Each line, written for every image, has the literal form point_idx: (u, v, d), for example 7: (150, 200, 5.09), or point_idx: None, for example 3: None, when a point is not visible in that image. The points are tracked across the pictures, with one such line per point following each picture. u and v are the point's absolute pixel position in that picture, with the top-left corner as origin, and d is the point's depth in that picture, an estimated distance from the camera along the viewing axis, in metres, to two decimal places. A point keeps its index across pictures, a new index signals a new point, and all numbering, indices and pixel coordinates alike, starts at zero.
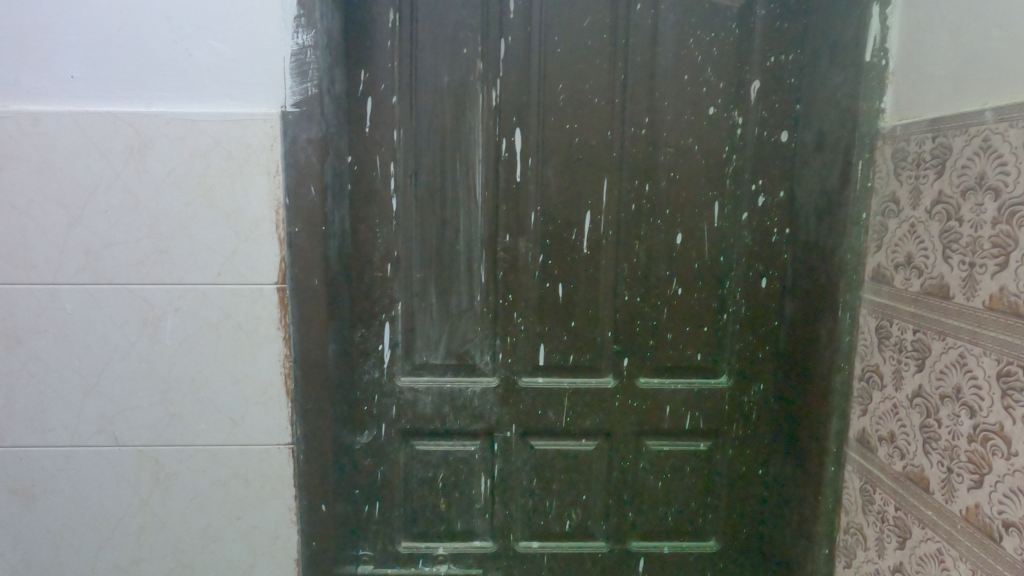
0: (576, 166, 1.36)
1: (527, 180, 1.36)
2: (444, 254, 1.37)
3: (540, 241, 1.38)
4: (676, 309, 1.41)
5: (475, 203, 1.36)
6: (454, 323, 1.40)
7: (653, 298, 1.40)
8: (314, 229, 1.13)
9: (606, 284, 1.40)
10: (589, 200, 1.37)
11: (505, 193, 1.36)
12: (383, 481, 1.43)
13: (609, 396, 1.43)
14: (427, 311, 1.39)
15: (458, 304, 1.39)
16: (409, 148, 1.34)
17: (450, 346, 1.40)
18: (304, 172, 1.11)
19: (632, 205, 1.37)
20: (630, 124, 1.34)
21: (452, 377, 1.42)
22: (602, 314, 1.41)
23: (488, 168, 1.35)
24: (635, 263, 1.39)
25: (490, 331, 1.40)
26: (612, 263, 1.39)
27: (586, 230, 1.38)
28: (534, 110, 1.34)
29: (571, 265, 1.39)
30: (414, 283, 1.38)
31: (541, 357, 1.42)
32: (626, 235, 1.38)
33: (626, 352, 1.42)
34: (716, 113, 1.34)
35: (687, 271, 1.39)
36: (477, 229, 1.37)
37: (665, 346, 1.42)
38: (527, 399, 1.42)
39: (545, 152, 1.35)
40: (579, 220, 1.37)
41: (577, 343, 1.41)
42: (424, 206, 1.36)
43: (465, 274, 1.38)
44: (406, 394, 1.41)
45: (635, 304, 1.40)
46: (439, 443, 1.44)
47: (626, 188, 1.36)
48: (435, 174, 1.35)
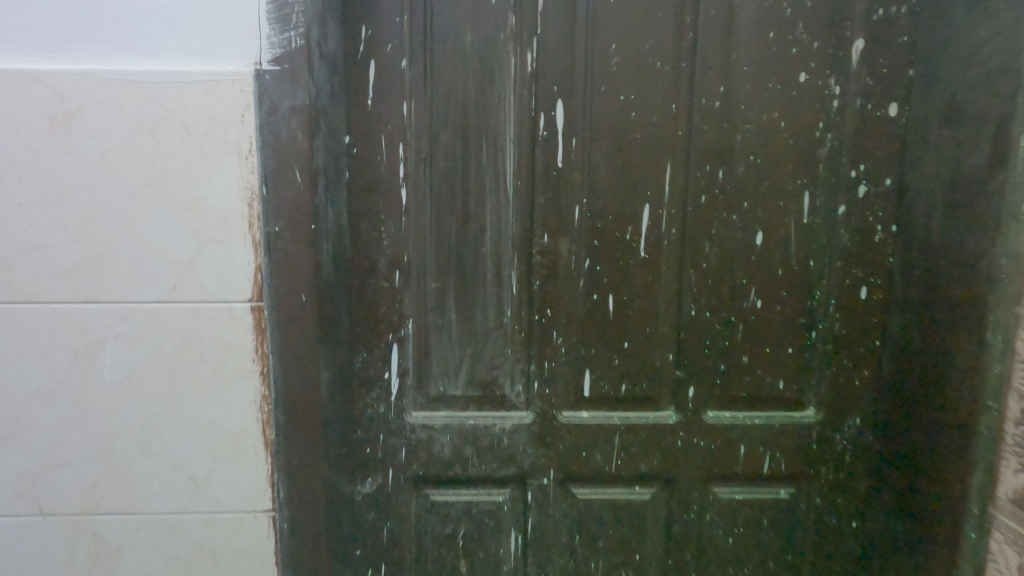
0: (632, 149, 1.08)
1: (572, 166, 1.08)
2: (466, 259, 1.10)
3: (587, 243, 1.10)
4: (753, 328, 1.14)
5: (506, 195, 1.09)
6: (478, 345, 1.12)
7: (726, 313, 1.13)
8: (300, 228, 0.85)
9: (668, 297, 1.13)
10: (648, 190, 1.09)
11: (543, 182, 1.09)
12: (391, 540, 1.16)
13: (670, 434, 1.16)
14: (444, 330, 1.12)
15: (483, 322, 1.12)
16: (423, 126, 1.06)
17: (474, 374, 1.13)
18: (286, 152, 0.83)
19: (701, 197, 1.10)
20: (701, 94, 1.07)
21: (475, 412, 1.14)
22: (662, 333, 1.14)
23: (522, 150, 1.08)
24: (704, 268, 1.12)
25: (524, 355, 1.13)
26: (675, 269, 1.12)
27: (643, 229, 1.10)
28: (580, 78, 1.07)
29: (624, 273, 1.11)
30: (429, 296, 1.11)
31: (586, 387, 1.14)
32: (693, 234, 1.11)
33: (691, 380, 1.15)
34: (808, 80, 1.07)
35: (768, 279, 1.12)
36: (508, 228, 1.10)
37: (740, 373, 1.15)
38: (568, 438, 1.15)
39: (593, 131, 1.08)
40: (636, 215, 1.10)
41: (631, 369, 1.14)
42: (442, 199, 1.08)
43: (492, 284, 1.11)
44: (419, 434, 1.14)
45: (704, 320, 1.13)
46: (460, 493, 1.16)
47: (693, 175, 1.09)
48: (455, 158, 1.07)
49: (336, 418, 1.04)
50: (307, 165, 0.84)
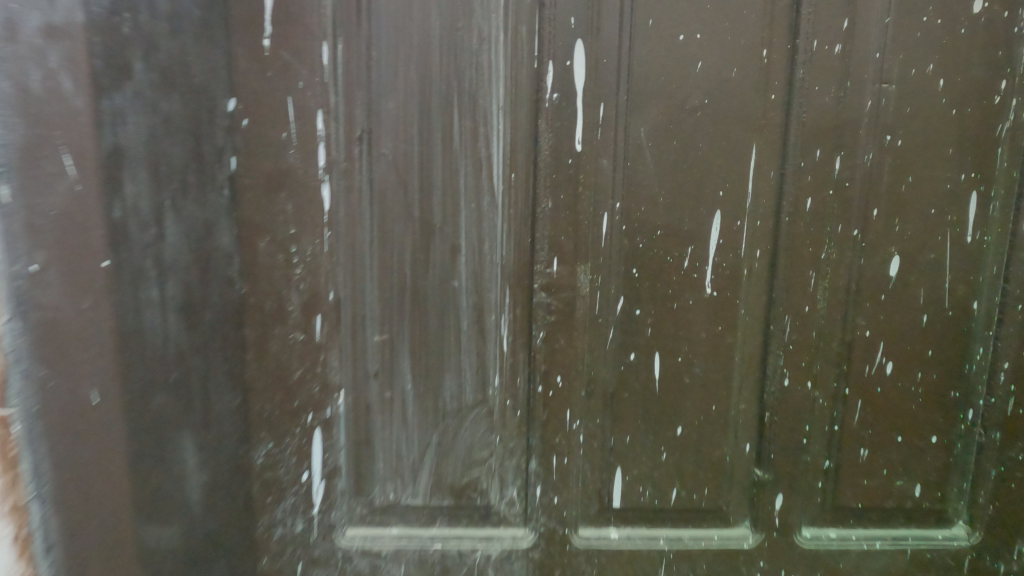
0: (695, 124, 0.67)
1: (597, 151, 0.67)
2: (429, 298, 0.69)
3: (620, 273, 0.69)
4: (877, 405, 0.73)
5: (491, 198, 0.68)
6: (447, 430, 0.72)
7: (836, 383, 0.72)
8: (81, 267, 0.44)
9: (747, 358, 0.72)
10: (720, 190, 0.68)
11: (551, 176, 0.68)
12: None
13: (743, 565, 0.75)
14: (395, 408, 0.72)
15: (454, 395, 0.72)
16: (356, 84, 0.65)
17: (443, 474, 0.73)
18: (46, 117, 0.42)
19: (805, 202, 0.68)
20: (811, 33, 0.65)
21: (445, 531, 0.74)
22: (736, 413, 0.73)
23: (518, 124, 0.67)
24: (805, 315, 0.71)
25: (519, 446, 0.73)
26: (760, 315, 0.71)
27: (711, 251, 0.69)
28: (614, 3, 0.65)
29: (679, 321, 0.71)
30: (370, 356, 0.70)
31: (616, 494, 0.74)
32: (789, 261, 0.70)
33: (780, 485, 0.74)
34: (986, 11, 0.65)
35: (905, 331, 0.71)
36: (497, 249, 0.69)
37: (853, 474, 0.75)
38: (589, 569, 0.75)
39: (633, 93, 0.66)
40: (700, 230, 0.69)
41: (685, 468, 0.74)
42: (388, 204, 0.68)
43: (471, 337, 0.70)
44: (358, 564, 0.74)
45: (801, 395, 0.72)
46: None
47: (794, 166, 0.68)
48: (410, 136, 0.66)
49: (208, 560, 0.65)
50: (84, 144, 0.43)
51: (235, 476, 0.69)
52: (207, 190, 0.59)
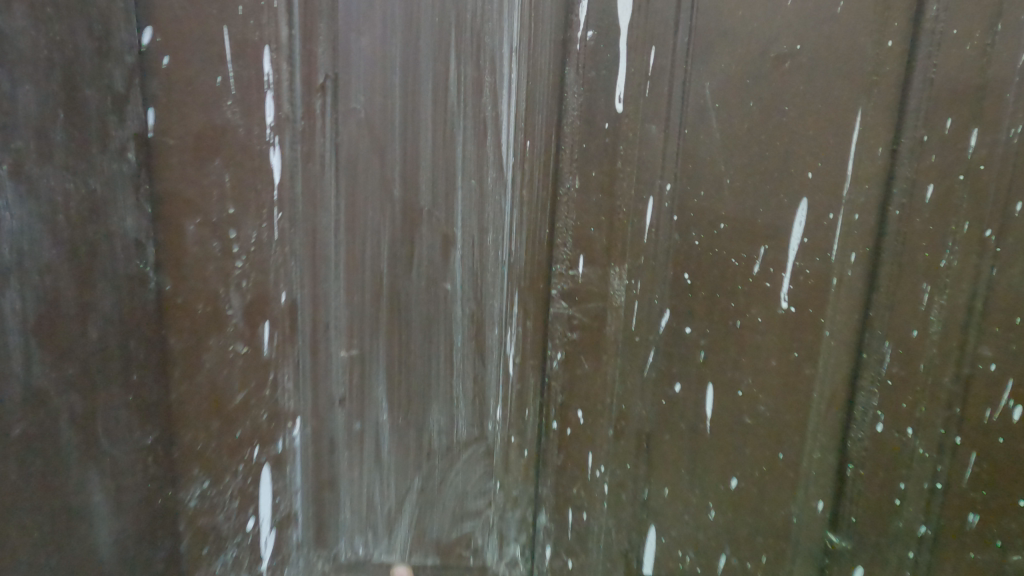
0: (781, 79, 0.49)
1: (644, 114, 0.50)
2: (412, 304, 0.53)
3: (668, 279, 0.52)
4: (993, 461, 0.55)
5: (498, 172, 0.51)
6: (433, 474, 0.56)
7: (941, 431, 0.55)
8: None
9: (827, 395, 0.54)
10: (809, 171, 0.50)
11: (580, 146, 0.50)
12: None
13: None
14: (366, 442, 0.55)
15: (442, 429, 0.55)
16: (316, 12, 0.48)
17: (425, 526, 0.57)
18: None
19: (924, 188, 0.50)
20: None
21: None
22: (808, 465, 0.56)
23: (538, 73, 0.49)
24: (909, 340, 0.53)
25: (527, 497, 0.57)
26: (850, 340, 0.53)
27: (791, 254, 0.51)
28: None
29: (743, 344, 0.53)
30: (334, 377, 0.54)
31: (647, 559, 0.58)
32: (895, 269, 0.52)
33: (862, 555, 0.57)
34: None
35: None
36: (504, 243, 0.52)
37: (961, 547, 0.57)
38: None
39: (699, 35, 0.48)
40: (778, 224, 0.51)
41: (737, 532, 0.57)
42: (360, 177, 0.51)
43: (467, 356, 0.54)
44: None
45: (897, 445, 0.55)
46: None
47: (911, 140, 0.50)
48: (390, 87, 0.49)
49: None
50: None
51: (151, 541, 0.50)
52: (96, 155, 0.40)
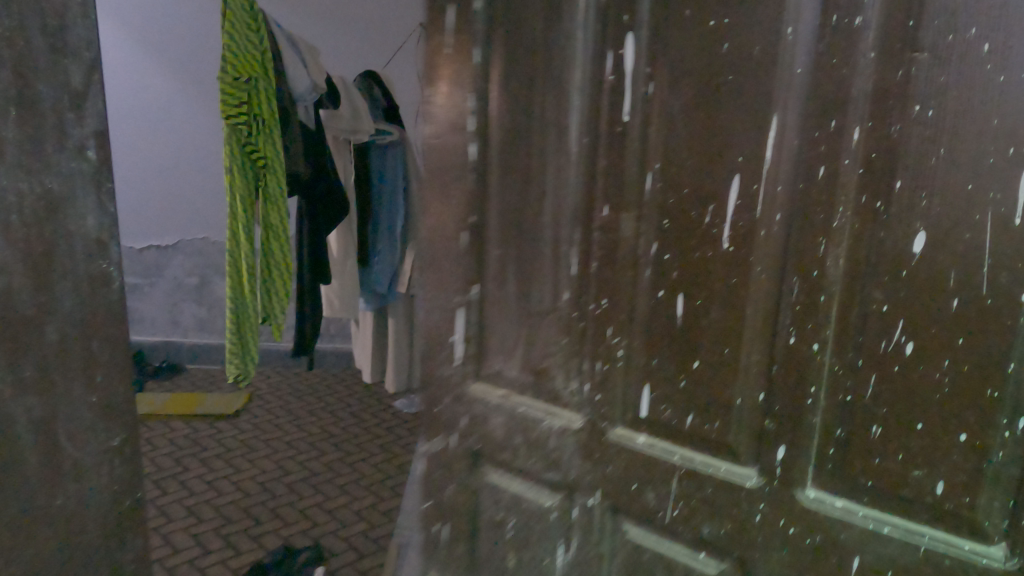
0: (725, 108, 0.92)
1: (642, 121, 1.02)
2: (554, 224, 1.16)
3: (669, 217, 1.00)
4: (880, 355, 0.84)
5: (593, 159, 1.08)
6: (557, 310, 1.18)
7: (844, 327, 0.87)
8: None
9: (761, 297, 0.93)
10: (740, 156, 0.92)
11: (628, 147, 1.04)
12: (453, 503, 1.42)
13: (752, 462, 0.97)
14: (506, 301, 1.26)
15: (545, 298, 1.20)
16: (519, 95, 1.16)
17: (554, 338, 1.20)
18: None
19: (816, 168, 0.86)
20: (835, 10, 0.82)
21: (529, 403, 1.25)
22: (751, 335, 0.95)
23: (612, 112, 1.05)
24: (811, 262, 0.88)
25: (572, 355, 1.16)
26: (771, 259, 0.91)
27: (732, 201, 0.94)
28: (669, 28, 0.97)
29: (702, 265, 0.98)
30: (489, 291, 1.28)
31: (659, 379, 1.06)
32: (802, 219, 0.88)
33: (785, 403, 0.93)
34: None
35: (912, 290, 0.81)
36: (562, 214, 1.14)
37: (861, 412, 0.87)
38: (638, 427, 1.10)
39: (677, 81, 0.97)
40: (723, 188, 0.94)
41: (703, 382, 1.01)
42: (529, 167, 1.17)
43: (575, 252, 1.14)
44: (506, 386, 1.28)
45: (807, 333, 0.89)
46: (538, 453, 1.26)
47: (808, 139, 0.86)
48: (546, 123, 1.13)
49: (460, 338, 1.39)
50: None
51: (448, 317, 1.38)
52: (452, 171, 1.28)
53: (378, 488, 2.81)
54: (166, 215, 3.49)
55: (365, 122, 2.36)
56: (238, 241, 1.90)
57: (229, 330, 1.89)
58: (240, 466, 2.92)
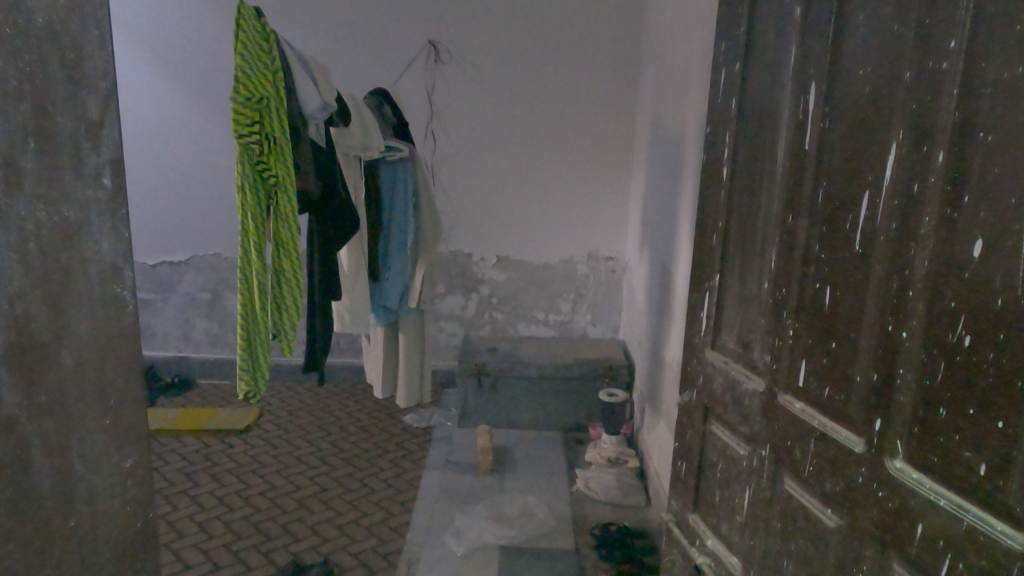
0: (858, 129, 0.97)
1: (816, 149, 1.07)
2: (750, 233, 1.30)
3: (818, 228, 1.07)
4: (950, 372, 0.82)
5: (773, 176, 1.21)
6: (747, 308, 1.30)
7: (926, 341, 0.85)
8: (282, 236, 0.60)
9: (873, 296, 0.95)
10: (868, 174, 0.95)
11: (792, 167, 1.14)
12: (692, 442, 1.55)
13: (852, 465, 0.99)
14: (733, 288, 1.36)
15: (752, 286, 1.29)
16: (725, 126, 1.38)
17: (743, 332, 1.33)
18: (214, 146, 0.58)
19: (914, 184, 0.86)
20: (931, 55, 0.82)
21: (739, 367, 1.34)
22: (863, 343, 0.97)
23: (787, 137, 1.16)
24: (907, 276, 0.87)
25: (767, 332, 1.23)
26: (882, 268, 0.92)
27: (861, 215, 0.97)
28: (830, 58, 1.03)
29: (844, 262, 1.01)
30: (727, 258, 1.39)
31: (801, 378, 1.13)
32: (902, 234, 0.88)
33: (880, 411, 0.93)
34: None
35: (978, 306, 0.77)
36: (773, 206, 1.21)
37: (932, 429, 0.84)
38: (784, 421, 1.18)
39: (833, 109, 1.03)
40: (856, 204, 0.98)
41: (834, 379, 1.04)
42: (740, 182, 1.34)
43: (761, 258, 1.26)
44: (710, 369, 1.45)
45: (901, 345, 0.89)
46: (725, 434, 1.40)
47: (912, 157, 0.86)
48: (753, 148, 1.27)
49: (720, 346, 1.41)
50: (113, 138, 0.64)
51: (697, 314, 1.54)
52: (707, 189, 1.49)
53: (388, 504, 2.76)
54: (180, 228, 3.50)
55: (376, 140, 2.35)
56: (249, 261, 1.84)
57: (239, 344, 1.81)
58: (250, 481, 2.87)
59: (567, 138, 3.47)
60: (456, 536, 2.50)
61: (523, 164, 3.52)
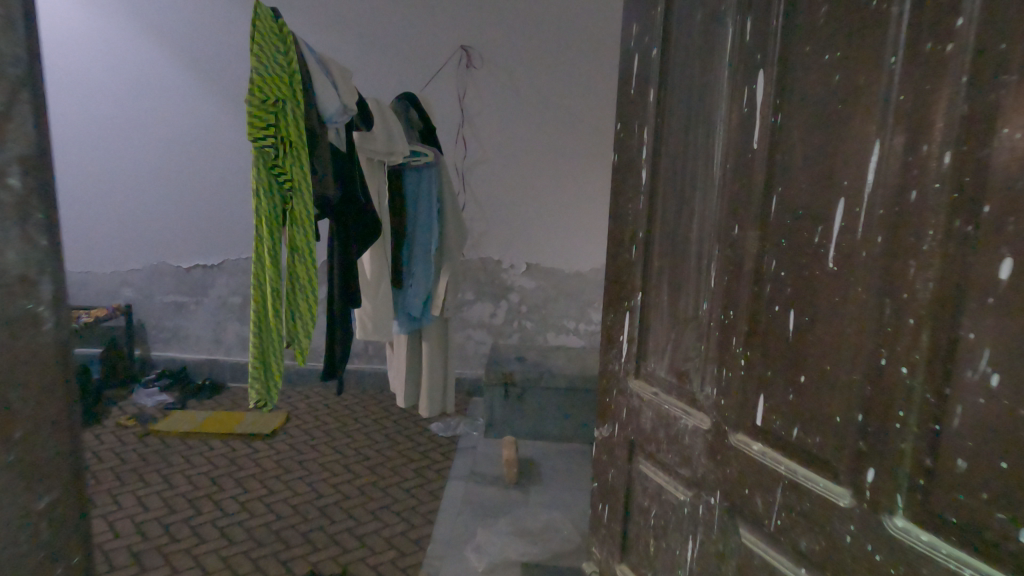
0: (826, 130, 0.84)
1: (768, 150, 0.91)
2: (680, 244, 1.10)
3: (772, 240, 0.91)
4: (970, 417, 0.68)
5: (712, 178, 1.02)
6: (679, 331, 1.10)
7: (935, 377, 0.71)
8: None
9: (856, 319, 0.81)
10: (845, 180, 0.81)
11: (735, 169, 0.97)
12: (614, 485, 1.31)
13: (837, 521, 0.83)
14: (660, 309, 1.15)
15: (686, 308, 1.09)
16: (642, 117, 1.16)
17: (674, 359, 1.12)
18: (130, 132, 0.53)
19: (912, 191, 0.73)
20: (927, 38, 0.71)
21: (673, 400, 1.13)
22: (845, 377, 0.83)
23: (730, 132, 0.98)
24: (905, 299, 0.74)
25: (709, 360, 1.04)
26: (869, 292, 0.79)
27: (835, 228, 0.83)
28: (785, 43, 0.88)
29: (813, 281, 0.86)
30: (653, 273, 1.17)
31: (758, 416, 0.95)
32: (896, 252, 0.75)
33: (873, 458, 0.79)
34: None
35: (1006, 339, 0.65)
36: (709, 217, 1.04)
37: (951, 483, 0.70)
38: (737, 466, 0.99)
39: (790, 104, 0.88)
40: (828, 211, 0.83)
41: (806, 416, 0.88)
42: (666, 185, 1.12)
43: (695, 272, 1.06)
44: (633, 401, 1.22)
45: (898, 383, 0.75)
46: (657, 474, 1.18)
47: (905, 161, 0.73)
48: (681, 145, 1.08)
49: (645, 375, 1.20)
50: None
51: (606, 338, 1.31)
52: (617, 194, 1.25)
53: (410, 516, 2.71)
54: (213, 232, 3.54)
55: (400, 145, 2.28)
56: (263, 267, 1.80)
57: (251, 351, 1.77)
58: (274, 488, 2.86)
59: (599, 144, 3.39)
60: (478, 552, 2.43)
61: (540, 170, 3.46)
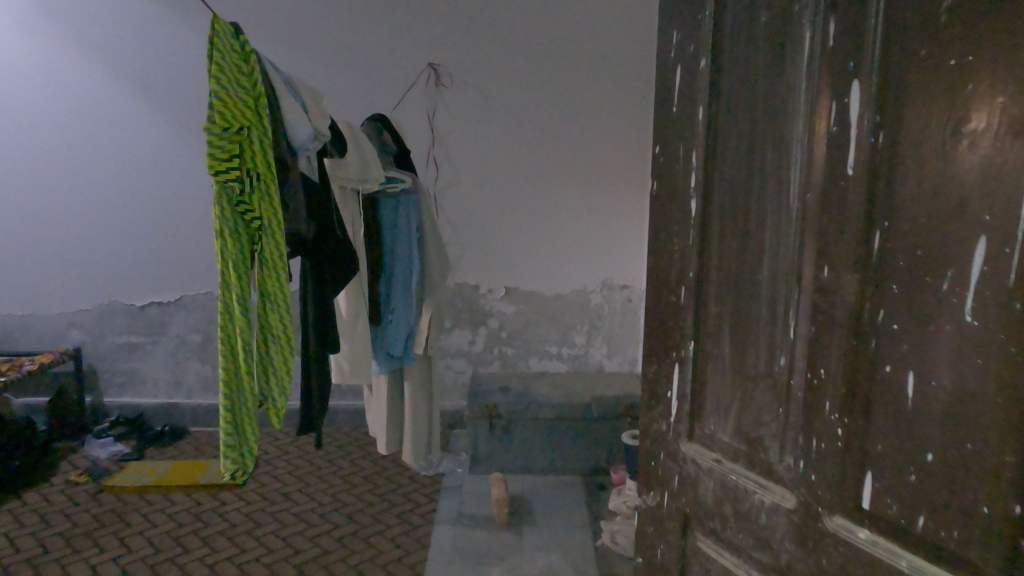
0: (951, 152, 0.66)
1: (868, 178, 0.74)
2: (744, 287, 0.92)
3: (880, 286, 0.74)
4: None
5: (788, 211, 0.85)
6: (749, 390, 0.93)
7: None
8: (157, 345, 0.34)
9: (1005, 387, 0.64)
10: (984, 214, 0.64)
11: (821, 200, 0.79)
12: (664, 563, 1.12)
13: None
14: (719, 363, 0.98)
15: (757, 363, 0.91)
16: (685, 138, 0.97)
17: (742, 422, 0.95)
18: None
19: None
20: None
21: (741, 470, 0.95)
22: (992, 458, 0.66)
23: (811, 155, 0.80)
24: None
25: (793, 427, 0.87)
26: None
27: (972, 274, 0.66)
28: (887, 47, 0.71)
29: (942, 337, 0.69)
30: (708, 320, 0.99)
31: (866, 498, 0.78)
32: None
33: None
34: None
35: None
36: (786, 257, 0.85)
37: None
38: (838, 556, 0.81)
39: (897, 122, 0.71)
40: (961, 252, 0.67)
41: (937, 502, 0.71)
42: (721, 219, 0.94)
43: (768, 322, 0.89)
44: (687, 468, 1.04)
45: None
46: (722, 555, 1.00)
47: None
48: (740, 173, 0.91)
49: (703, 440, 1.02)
50: None
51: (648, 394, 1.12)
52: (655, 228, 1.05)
53: (396, 568, 2.46)
54: (169, 267, 3.26)
55: (375, 172, 2.08)
56: (231, 317, 1.57)
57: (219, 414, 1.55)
58: (245, 545, 2.59)
59: (576, 164, 3.25)
60: None
61: (521, 191, 3.29)
